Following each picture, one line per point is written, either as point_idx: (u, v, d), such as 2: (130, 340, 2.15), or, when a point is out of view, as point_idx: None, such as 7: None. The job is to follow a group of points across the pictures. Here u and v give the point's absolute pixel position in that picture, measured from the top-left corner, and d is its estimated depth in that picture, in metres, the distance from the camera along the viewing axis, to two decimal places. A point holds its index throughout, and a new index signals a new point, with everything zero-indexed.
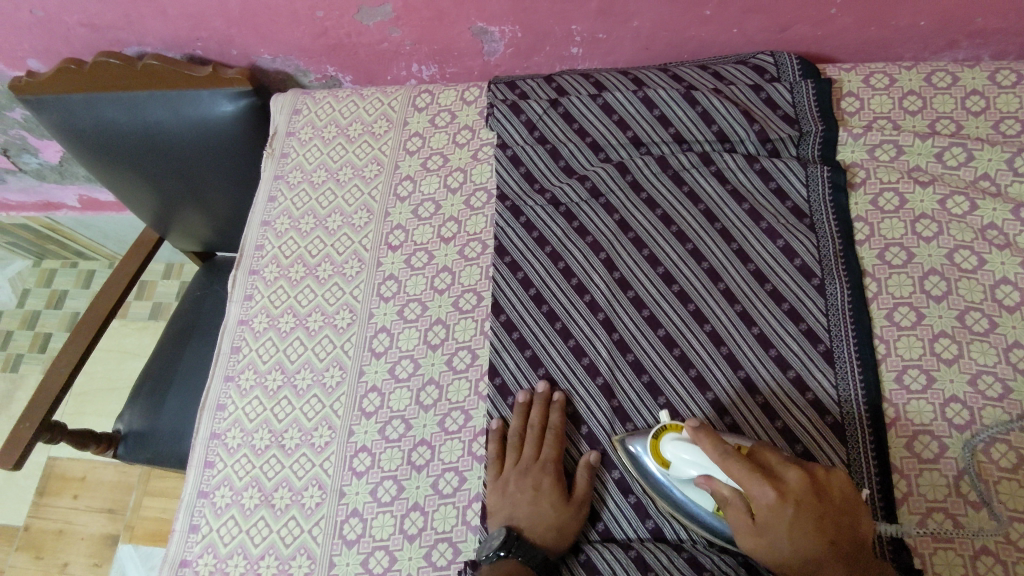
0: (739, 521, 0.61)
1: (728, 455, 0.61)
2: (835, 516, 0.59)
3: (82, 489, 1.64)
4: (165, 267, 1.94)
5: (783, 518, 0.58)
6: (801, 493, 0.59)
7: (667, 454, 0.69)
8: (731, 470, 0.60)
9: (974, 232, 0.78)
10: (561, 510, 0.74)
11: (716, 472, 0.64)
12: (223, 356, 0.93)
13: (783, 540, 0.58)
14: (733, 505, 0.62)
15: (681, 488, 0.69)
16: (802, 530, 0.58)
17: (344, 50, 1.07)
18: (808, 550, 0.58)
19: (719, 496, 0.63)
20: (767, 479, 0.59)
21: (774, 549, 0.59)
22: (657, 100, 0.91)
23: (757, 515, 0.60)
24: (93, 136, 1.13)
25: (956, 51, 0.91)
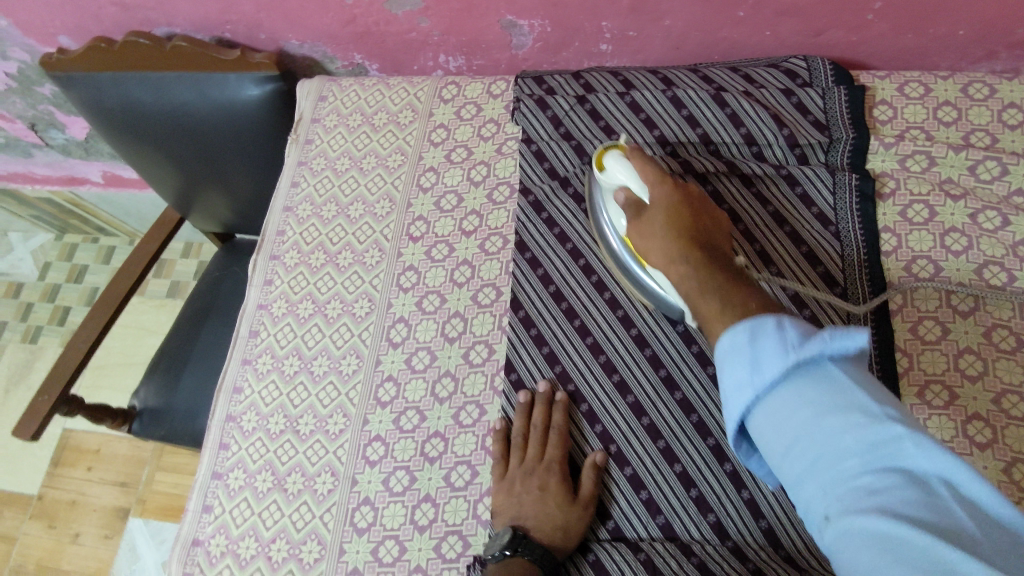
0: (630, 213, 0.72)
1: (645, 161, 0.73)
2: (699, 224, 0.69)
3: (96, 462, 1.66)
4: (184, 246, 1.95)
5: (657, 225, 0.69)
6: (683, 198, 0.70)
7: (608, 161, 0.75)
8: (645, 176, 0.72)
9: (1005, 248, 0.77)
10: (568, 509, 0.74)
11: (634, 184, 0.72)
12: (241, 339, 0.93)
13: (658, 225, 0.68)
14: (630, 209, 0.73)
15: (608, 203, 0.79)
16: (673, 224, 0.68)
17: (372, 38, 1.06)
18: (673, 225, 0.68)
19: (627, 204, 0.73)
20: (659, 177, 0.71)
21: (652, 233, 0.69)
22: (685, 99, 0.90)
23: (648, 211, 0.70)
24: (120, 114, 1.14)
25: (994, 62, 0.89)
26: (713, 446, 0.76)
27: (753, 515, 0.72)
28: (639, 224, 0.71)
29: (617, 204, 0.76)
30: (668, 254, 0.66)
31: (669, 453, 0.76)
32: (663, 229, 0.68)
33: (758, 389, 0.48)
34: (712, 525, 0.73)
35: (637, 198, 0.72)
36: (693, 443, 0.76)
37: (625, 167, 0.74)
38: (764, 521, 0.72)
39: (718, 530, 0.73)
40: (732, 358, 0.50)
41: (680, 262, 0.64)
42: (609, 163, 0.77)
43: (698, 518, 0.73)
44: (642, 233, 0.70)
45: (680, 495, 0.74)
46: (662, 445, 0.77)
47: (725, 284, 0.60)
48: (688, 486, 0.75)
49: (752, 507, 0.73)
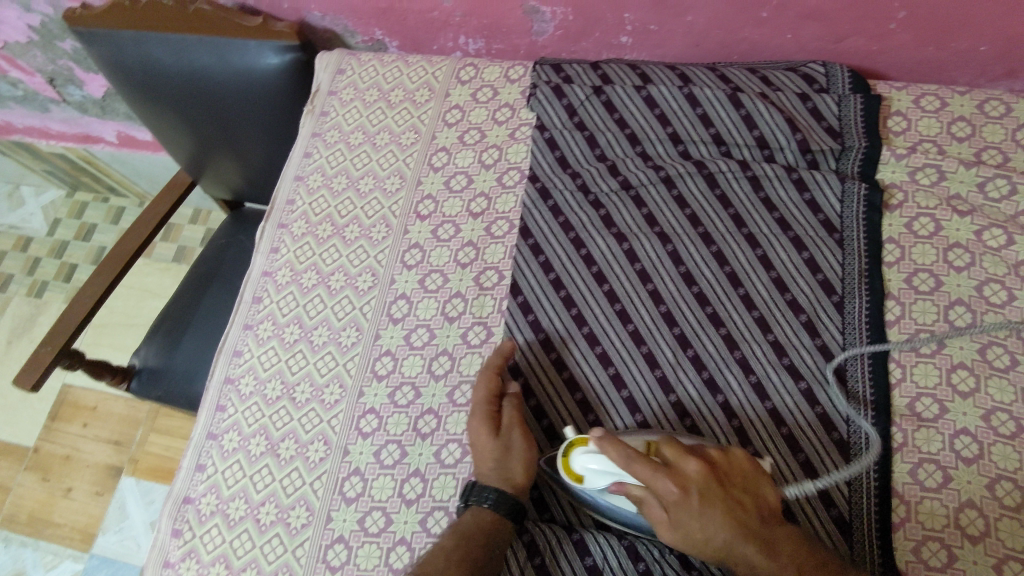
0: (661, 522, 0.66)
1: (632, 458, 0.66)
2: (730, 490, 0.66)
3: (92, 418, 1.68)
4: (194, 212, 1.96)
5: (695, 507, 0.64)
6: (701, 482, 0.65)
7: (580, 467, 0.70)
8: (638, 472, 0.65)
9: (1007, 267, 0.78)
10: (498, 449, 0.74)
11: (627, 478, 0.67)
12: (244, 304, 0.94)
13: (704, 522, 0.64)
14: (647, 503, 0.66)
15: (601, 493, 0.71)
16: (710, 516, 0.64)
17: (395, 15, 1.07)
18: (725, 519, 0.64)
19: (638, 498, 0.67)
20: (666, 473, 0.65)
21: (700, 531, 0.64)
22: (701, 98, 0.90)
23: (669, 505, 0.65)
24: (138, 73, 1.14)
25: (1013, 81, 0.89)
26: None
27: None
28: (671, 521, 0.65)
29: (608, 492, 0.69)
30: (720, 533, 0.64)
31: None
32: (708, 520, 0.64)
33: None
34: None
35: (632, 488, 0.67)
36: None
37: (603, 460, 0.68)
38: None
39: None
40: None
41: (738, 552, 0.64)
42: (580, 460, 0.69)
43: None
44: (678, 533, 0.65)
45: None
46: None
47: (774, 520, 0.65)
48: None
49: None
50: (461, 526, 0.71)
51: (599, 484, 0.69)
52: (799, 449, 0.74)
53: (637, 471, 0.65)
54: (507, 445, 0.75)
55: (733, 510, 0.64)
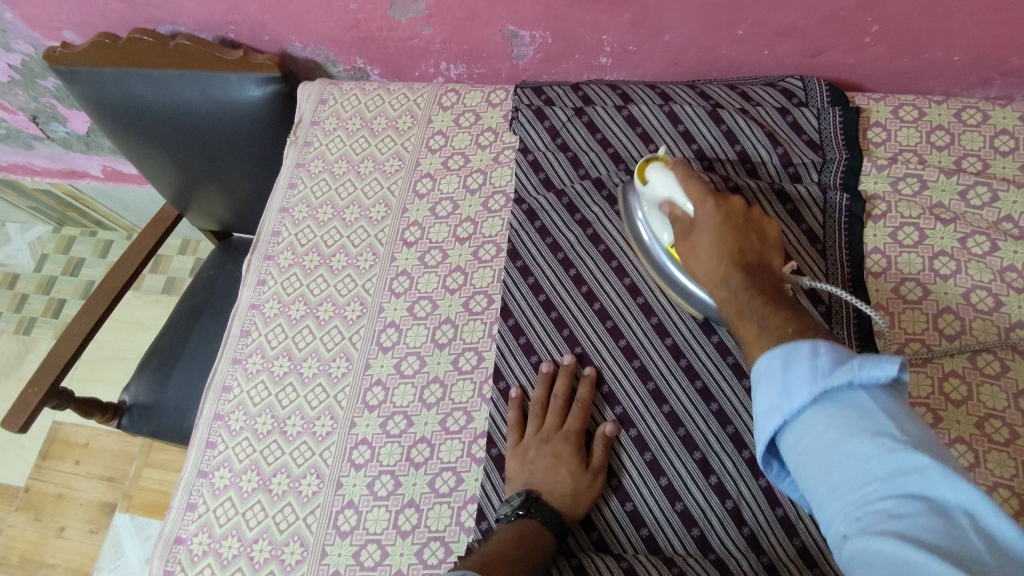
0: (682, 238, 0.72)
1: (689, 175, 0.72)
2: (753, 243, 0.67)
3: (84, 455, 1.66)
4: (182, 243, 1.95)
5: (710, 218, 0.68)
6: (734, 209, 0.68)
7: (650, 175, 0.77)
8: (689, 188, 0.72)
9: (992, 273, 0.78)
10: (579, 479, 0.76)
11: (677, 194, 0.73)
12: (232, 338, 0.94)
13: (711, 259, 0.67)
14: (680, 222, 0.72)
15: (648, 211, 0.80)
16: (724, 249, 0.66)
17: (375, 44, 1.07)
18: (724, 246, 0.66)
19: (674, 214, 0.73)
20: (711, 194, 0.70)
21: (701, 241, 0.68)
22: (682, 115, 0.91)
23: (694, 222, 0.70)
24: (120, 109, 1.15)
25: (988, 89, 0.90)
26: (699, 459, 0.76)
27: (736, 524, 0.73)
28: (686, 251, 0.70)
29: (662, 200, 0.75)
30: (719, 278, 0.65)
31: (655, 466, 0.77)
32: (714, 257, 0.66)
33: (789, 412, 0.48)
34: (695, 538, 0.73)
35: (676, 202, 0.73)
36: (680, 456, 0.77)
37: (665, 173, 0.75)
38: (746, 529, 0.73)
39: (701, 544, 0.73)
40: (768, 381, 0.50)
41: (721, 284, 0.64)
42: (652, 170, 0.77)
43: (682, 532, 0.74)
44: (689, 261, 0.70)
45: (665, 508, 0.75)
46: (649, 457, 0.77)
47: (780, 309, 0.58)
48: (673, 499, 0.75)
49: (735, 516, 0.73)
50: (521, 533, 0.70)
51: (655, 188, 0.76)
52: None
53: (686, 186, 0.72)
54: (588, 481, 0.76)
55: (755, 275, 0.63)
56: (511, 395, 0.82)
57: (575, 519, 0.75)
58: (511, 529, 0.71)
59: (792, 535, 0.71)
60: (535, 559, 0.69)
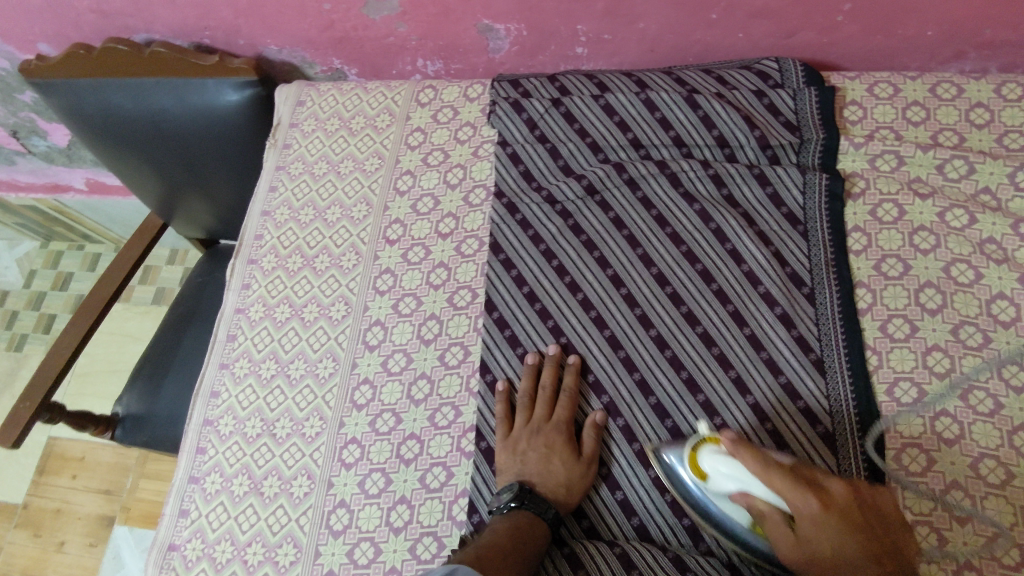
0: (784, 534, 0.61)
1: (762, 460, 0.61)
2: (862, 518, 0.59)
3: (80, 469, 1.65)
4: (170, 253, 1.95)
5: (830, 528, 0.58)
6: (845, 510, 0.59)
7: (706, 464, 0.66)
8: (773, 481, 0.60)
9: (972, 246, 0.78)
10: (572, 468, 0.76)
11: (756, 487, 0.62)
12: (219, 343, 0.93)
13: (834, 543, 0.58)
14: (770, 519, 0.61)
15: (706, 491, 0.67)
16: (846, 542, 0.58)
17: (351, 43, 1.07)
18: (844, 550, 0.57)
19: (754, 505, 0.62)
20: (807, 488, 0.59)
21: (818, 535, 0.58)
22: (658, 102, 0.91)
23: (804, 532, 0.59)
24: (98, 119, 1.14)
25: (962, 63, 0.91)
26: None
27: None
28: (793, 540, 0.60)
29: (728, 483, 0.64)
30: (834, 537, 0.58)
31: (644, 455, 0.77)
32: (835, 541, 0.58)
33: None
34: (686, 528, 0.73)
35: (763, 500, 0.62)
36: (668, 445, 0.77)
37: (731, 465, 0.64)
38: None
39: (692, 533, 0.73)
40: None
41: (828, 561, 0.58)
42: (708, 458, 0.66)
43: (673, 520, 0.74)
44: (797, 552, 0.60)
45: (655, 497, 0.75)
46: (638, 447, 0.77)
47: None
48: (663, 488, 0.75)
49: None
50: (518, 526, 0.70)
51: (722, 481, 0.64)
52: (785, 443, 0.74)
53: (775, 481, 0.60)
54: (582, 470, 0.76)
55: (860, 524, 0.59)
56: (496, 388, 0.82)
57: (571, 507, 0.75)
58: (507, 520, 0.71)
59: None
60: (530, 551, 0.69)
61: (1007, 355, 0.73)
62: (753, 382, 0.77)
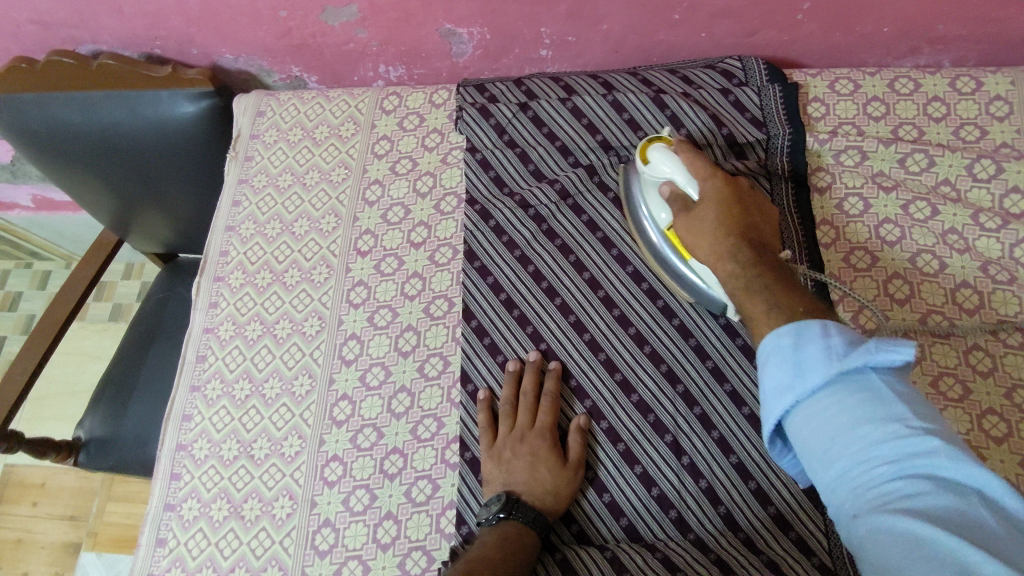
0: (680, 214, 0.73)
1: (697, 156, 0.73)
2: (755, 218, 0.72)
3: (42, 496, 1.59)
4: (126, 268, 1.88)
5: (711, 191, 0.71)
6: (736, 183, 0.73)
7: (653, 155, 0.75)
8: (692, 167, 0.73)
9: (935, 237, 0.81)
10: (559, 474, 0.76)
11: (679, 176, 0.73)
12: (188, 365, 0.91)
13: (708, 213, 0.71)
14: (677, 189, 0.73)
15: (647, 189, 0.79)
16: (724, 218, 0.70)
17: (309, 50, 1.04)
18: (722, 223, 0.70)
19: (674, 195, 0.74)
20: (716, 175, 0.71)
21: (701, 222, 0.71)
22: (626, 104, 0.91)
23: (699, 203, 0.72)
24: (46, 136, 1.09)
25: (918, 57, 0.93)
26: (670, 442, 0.77)
27: (712, 504, 0.74)
28: (688, 219, 0.72)
29: (660, 190, 0.77)
30: (714, 247, 0.69)
31: (629, 455, 0.78)
32: (715, 197, 0.71)
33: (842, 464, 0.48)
34: (673, 522, 0.74)
35: (683, 186, 0.73)
36: (652, 443, 0.77)
37: (674, 159, 0.74)
38: (723, 508, 0.74)
39: (680, 526, 0.74)
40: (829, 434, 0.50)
41: (726, 262, 0.68)
42: (654, 151, 0.75)
43: (661, 516, 0.75)
44: (688, 227, 0.72)
45: (642, 496, 0.76)
46: (622, 448, 0.78)
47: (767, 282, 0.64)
48: (649, 486, 0.76)
49: (710, 496, 0.74)
50: (507, 536, 0.70)
51: (659, 174, 0.75)
52: (763, 426, 0.76)
53: (694, 168, 0.73)
54: (569, 475, 0.76)
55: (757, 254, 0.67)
56: (478, 397, 0.81)
57: (557, 513, 0.75)
58: (496, 532, 0.71)
59: (766, 505, 0.73)
60: (522, 562, 0.68)
61: (973, 342, 0.76)
62: (731, 371, 0.78)
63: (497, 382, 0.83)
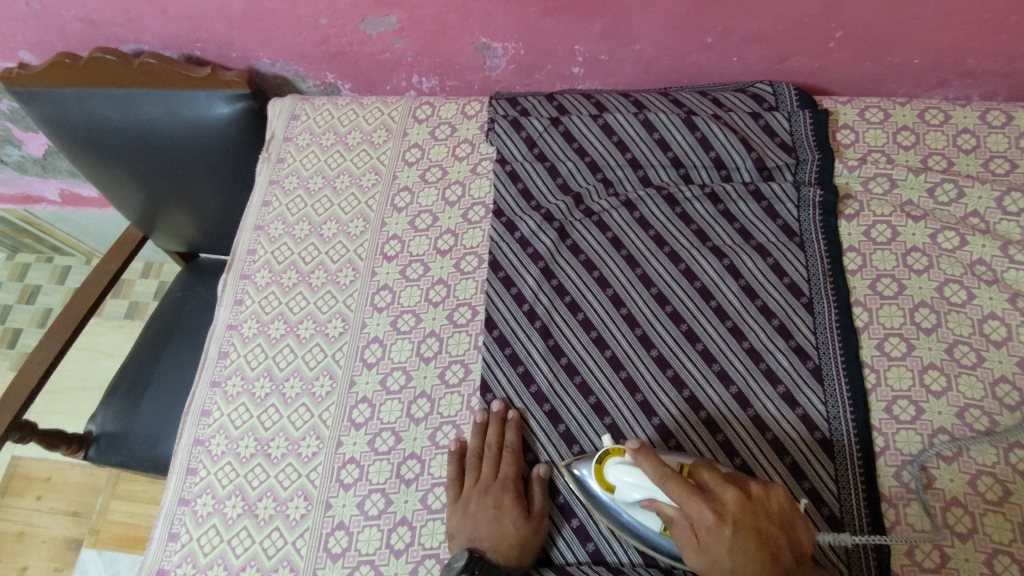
0: (679, 535, 0.61)
1: (672, 474, 0.60)
2: (766, 523, 0.59)
3: (47, 490, 1.59)
4: (145, 266, 1.90)
5: (716, 535, 0.57)
6: (734, 502, 0.59)
7: (612, 474, 0.68)
8: (673, 490, 0.60)
9: (963, 267, 0.81)
10: (523, 528, 0.74)
11: (659, 493, 0.64)
12: (209, 361, 0.91)
13: (726, 542, 0.57)
14: (679, 525, 0.61)
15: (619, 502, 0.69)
16: (745, 548, 0.57)
17: (346, 58, 1.06)
18: (744, 551, 0.57)
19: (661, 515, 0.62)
20: (705, 497, 0.59)
21: (720, 560, 0.57)
22: (657, 123, 0.92)
23: (700, 531, 0.59)
24: (82, 130, 1.11)
25: (947, 90, 0.94)
26: None
27: None
28: (696, 545, 0.59)
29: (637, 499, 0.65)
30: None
31: None
32: (731, 541, 0.57)
33: None
34: None
35: (663, 505, 0.62)
36: None
37: (636, 472, 0.66)
38: None
39: None
40: None
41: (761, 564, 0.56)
42: (613, 468, 0.68)
43: None
44: (701, 560, 0.59)
45: None
46: None
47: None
48: None
49: None
50: None
51: (629, 496, 0.66)
52: (785, 452, 0.75)
53: (672, 487, 0.60)
54: (532, 530, 0.74)
55: (779, 562, 0.57)
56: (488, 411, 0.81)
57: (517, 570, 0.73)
58: None
59: None
60: None
61: (999, 374, 0.75)
62: (755, 398, 0.78)
63: (514, 394, 0.82)
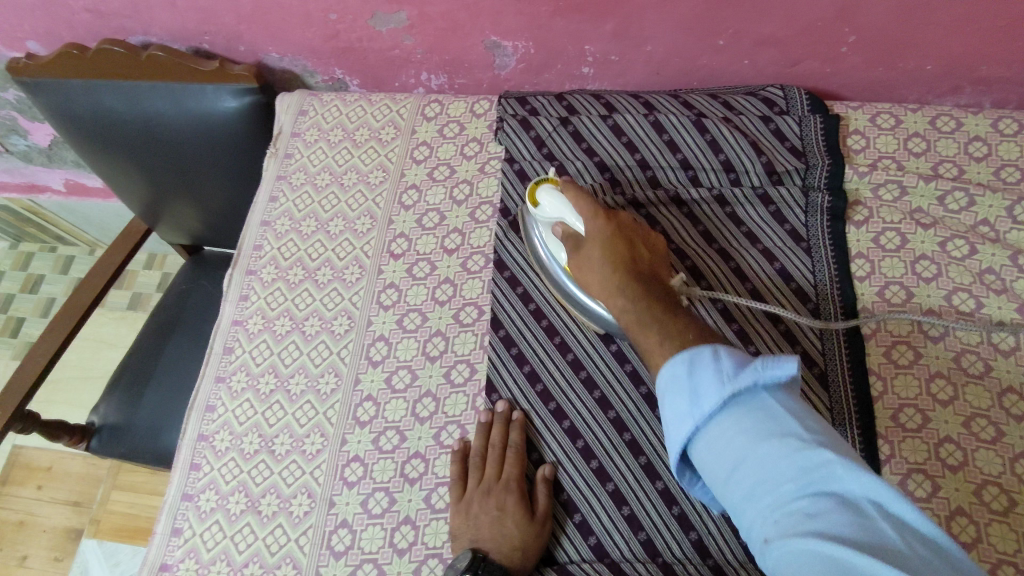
0: (570, 253, 0.74)
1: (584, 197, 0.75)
2: (638, 247, 0.73)
3: (47, 480, 1.60)
4: (148, 258, 1.90)
5: (597, 233, 0.72)
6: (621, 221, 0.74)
7: (543, 197, 0.77)
8: (581, 210, 0.74)
9: (972, 276, 0.80)
10: (526, 529, 0.74)
11: (568, 215, 0.75)
12: (214, 356, 0.91)
13: (596, 258, 0.72)
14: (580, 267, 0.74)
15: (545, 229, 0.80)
16: (611, 247, 0.71)
17: (354, 54, 1.06)
18: (609, 253, 0.71)
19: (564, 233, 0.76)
20: (600, 213, 0.73)
21: (589, 263, 0.72)
22: (666, 125, 0.92)
23: (585, 243, 0.73)
24: (89, 121, 1.11)
25: (958, 97, 0.94)
26: None
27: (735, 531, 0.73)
28: (579, 258, 0.73)
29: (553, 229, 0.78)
30: (607, 287, 0.70)
31: (651, 470, 0.76)
32: (603, 256, 0.71)
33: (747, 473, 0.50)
34: (694, 542, 0.73)
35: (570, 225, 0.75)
36: None
37: (567, 201, 0.75)
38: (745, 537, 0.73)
39: (699, 548, 0.73)
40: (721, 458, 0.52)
41: (643, 320, 0.65)
42: (544, 194, 0.77)
43: (680, 535, 0.74)
44: (585, 268, 0.73)
45: (663, 513, 0.75)
46: (644, 462, 0.77)
47: (660, 317, 0.64)
48: (670, 503, 0.75)
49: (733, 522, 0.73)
50: None
51: (553, 216, 0.76)
52: None
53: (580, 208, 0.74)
54: (535, 531, 0.74)
55: (640, 281, 0.69)
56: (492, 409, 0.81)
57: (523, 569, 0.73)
58: None
59: None
60: None
61: (1007, 384, 0.75)
62: None
63: (519, 393, 0.82)
